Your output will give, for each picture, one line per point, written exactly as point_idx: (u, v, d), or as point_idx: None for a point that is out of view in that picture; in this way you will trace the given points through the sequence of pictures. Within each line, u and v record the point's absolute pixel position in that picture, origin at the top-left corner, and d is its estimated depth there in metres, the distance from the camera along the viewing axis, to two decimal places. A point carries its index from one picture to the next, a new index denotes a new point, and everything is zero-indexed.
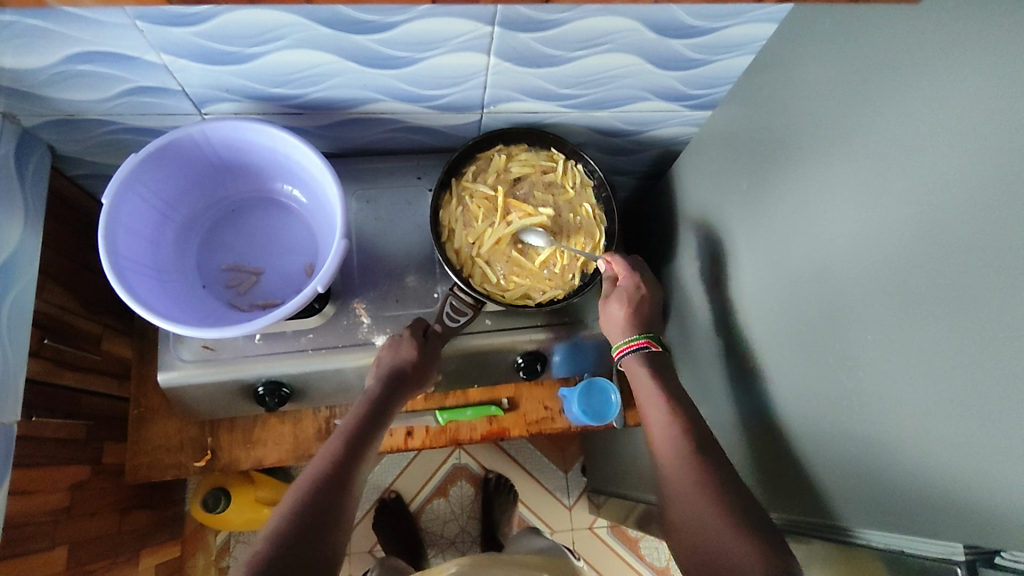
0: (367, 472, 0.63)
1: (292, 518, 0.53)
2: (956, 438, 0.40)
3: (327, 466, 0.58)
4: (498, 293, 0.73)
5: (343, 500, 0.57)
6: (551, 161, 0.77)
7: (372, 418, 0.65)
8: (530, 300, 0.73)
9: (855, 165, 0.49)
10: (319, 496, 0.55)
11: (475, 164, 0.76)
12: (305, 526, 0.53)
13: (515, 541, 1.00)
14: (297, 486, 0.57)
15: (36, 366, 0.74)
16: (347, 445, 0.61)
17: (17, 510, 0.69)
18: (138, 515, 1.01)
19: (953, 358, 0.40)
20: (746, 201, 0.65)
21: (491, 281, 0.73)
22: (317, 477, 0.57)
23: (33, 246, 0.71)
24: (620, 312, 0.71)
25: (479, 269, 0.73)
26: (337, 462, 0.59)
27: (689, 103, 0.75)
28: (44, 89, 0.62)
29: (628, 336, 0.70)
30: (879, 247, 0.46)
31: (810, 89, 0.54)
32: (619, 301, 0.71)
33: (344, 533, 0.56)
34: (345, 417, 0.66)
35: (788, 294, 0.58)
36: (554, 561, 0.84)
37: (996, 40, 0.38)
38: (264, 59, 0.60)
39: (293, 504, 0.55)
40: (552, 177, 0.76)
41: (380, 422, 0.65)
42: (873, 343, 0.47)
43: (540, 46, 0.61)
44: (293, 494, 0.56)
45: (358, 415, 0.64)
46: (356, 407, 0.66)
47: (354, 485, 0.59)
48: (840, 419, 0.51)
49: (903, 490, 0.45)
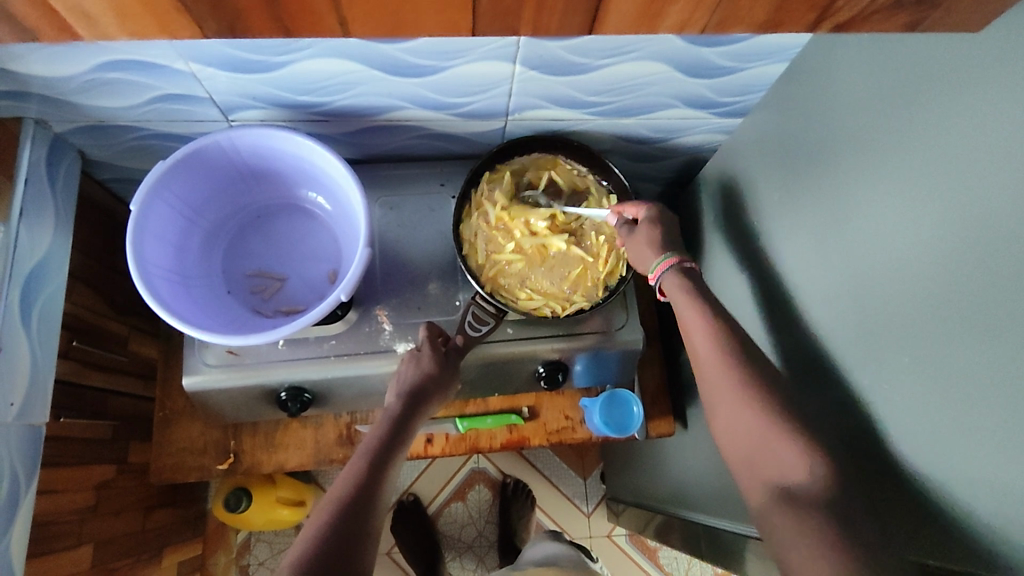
0: (391, 489, 0.63)
1: (319, 540, 0.53)
2: (1008, 466, 0.39)
3: (350, 485, 0.58)
4: (513, 302, 0.72)
5: (368, 520, 0.57)
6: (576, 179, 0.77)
7: (394, 435, 0.65)
8: (546, 314, 0.72)
9: (893, 181, 0.47)
10: (342, 518, 0.55)
11: (496, 174, 0.76)
12: (331, 549, 0.53)
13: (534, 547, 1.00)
14: (320, 507, 0.57)
15: (65, 367, 0.75)
16: (369, 465, 0.61)
17: (45, 509, 0.70)
18: (162, 514, 1.02)
19: (1000, 386, 0.39)
20: (781, 213, 0.63)
21: (507, 292, 0.72)
22: (341, 497, 0.57)
23: (63, 250, 0.72)
24: (653, 231, 0.67)
25: (496, 283, 0.72)
26: (359, 482, 0.59)
27: (717, 110, 0.74)
28: (75, 96, 0.63)
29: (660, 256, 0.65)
30: (921, 267, 0.45)
31: (845, 100, 0.53)
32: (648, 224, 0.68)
33: (369, 553, 0.56)
34: (367, 434, 0.66)
35: (823, 309, 0.56)
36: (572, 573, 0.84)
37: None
38: (291, 68, 0.60)
39: (317, 526, 0.55)
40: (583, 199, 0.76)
41: (402, 439, 0.65)
42: (911, 366, 0.46)
43: (568, 55, 0.60)
44: (317, 517, 0.56)
45: (381, 432, 0.65)
46: (378, 426, 0.66)
47: (377, 504, 0.59)
48: (877, 440, 0.50)
49: (946, 518, 0.44)
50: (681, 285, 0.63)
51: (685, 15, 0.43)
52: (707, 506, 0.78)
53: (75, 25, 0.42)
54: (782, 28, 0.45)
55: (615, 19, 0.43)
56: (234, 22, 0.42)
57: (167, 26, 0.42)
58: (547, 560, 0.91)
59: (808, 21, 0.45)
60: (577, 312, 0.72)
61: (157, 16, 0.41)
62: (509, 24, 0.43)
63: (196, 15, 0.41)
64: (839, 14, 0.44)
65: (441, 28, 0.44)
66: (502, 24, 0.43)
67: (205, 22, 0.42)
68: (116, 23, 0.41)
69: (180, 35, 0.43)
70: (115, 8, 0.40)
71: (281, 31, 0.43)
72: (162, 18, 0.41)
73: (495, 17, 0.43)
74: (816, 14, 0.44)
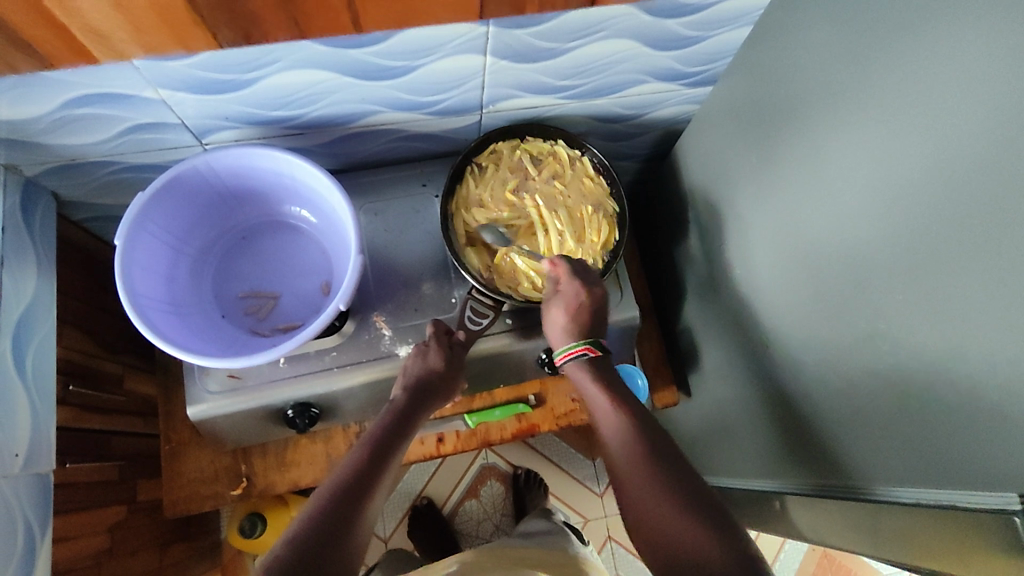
0: (391, 482, 0.63)
1: (311, 524, 0.53)
2: (997, 385, 0.40)
3: (348, 474, 0.59)
4: (515, 291, 0.72)
5: (363, 508, 0.57)
6: (554, 158, 0.76)
7: (398, 427, 0.65)
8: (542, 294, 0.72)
9: (868, 129, 0.49)
10: (338, 504, 0.55)
11: (478, 167, 0.76)
12: (325, 529, 0.53)
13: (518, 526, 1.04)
14: (317, 493, 0.58)
15: (65, 413, 0.74)
16: (371, 453, 0.61)
17: (62, 557, 0.69)
18: (178, 549, 1.01)
19: (991, 309, 0.40)
20: (757, 176, 0.64)
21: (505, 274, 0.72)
22: (338, 484, 0.58)
23: (49, 294, 0.71)
24: (562, 320, 0.68)
25: (494, 265, 0.73)
26: (359, 469, 0.59)
27: (687, 81, 0.75)
28: (44, 136, 0.62)
29: (568, 344, 0.67)
30: (904, 206, 0.46)
31: (813, 55, 0.54)
32: (561, 312, 0.67)
33: (361, 541, 0.56)
34: (371, 425, 0.66)
35: (811, 262, 0.58)
36: (557, 556, 0.85)
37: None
38: (261, 84, 0.60)
39: (313, 510, 0.55)
40: (567, 176, 0.75)
41: (405, 432, 0.65)
42: (903, 304, 0.47)
43: (536, 41, 0.61)
44: (312, 501, 0.56)
45: (384, 423, 0.65)
46: (382, 416, 0.66)
47: (374, 493, 0.59)
48: (877, 380, 0.51)
49: (945, 443, 0.45)
50: (587, 380, 0.66)
51: None
52: (740, 470, 0.80)
53: (93, 49, 0.50)
54: None
55: None
56: (250, 31, 0.50)
57: (183, 38, 0.50)
58: (534, 533, 0.98)
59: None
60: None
61: (171, 25, 0.48)
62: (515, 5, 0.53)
63: (211, 23, 0.49)
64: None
65: (451, 15, 0.53)
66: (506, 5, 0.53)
67: (221, 31, 0.50)
68: (133, 41, 0.49)
69: (193, 45, 0.51)
70: (132, 24, 0.47)
71: (294, 33, 0.52)
72: (183, 32, 0.49)
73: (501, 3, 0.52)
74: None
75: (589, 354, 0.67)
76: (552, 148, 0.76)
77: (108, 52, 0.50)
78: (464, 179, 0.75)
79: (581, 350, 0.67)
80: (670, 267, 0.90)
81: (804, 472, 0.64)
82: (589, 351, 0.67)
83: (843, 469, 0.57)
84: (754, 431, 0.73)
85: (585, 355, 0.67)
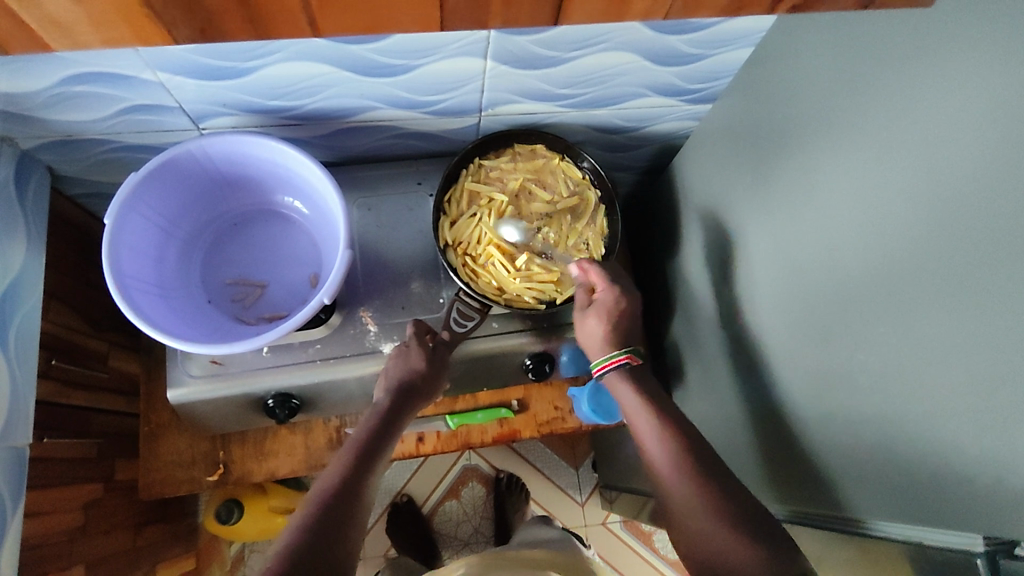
0: (379, 482, 0.63)
1: (307, 529, 0.53)
2: (976, 421, 0.40)
3: (340, 477, 0.58)
4: (471, 282, 0.72)
5: (356, 512, 0.57)
6: (582, 198, 0.75)
7: (383, 429, 0.65)
8: (513, 298, 0.72)
9: (860, 160, 0.49)
10: (332, 508, 0.55)
11: (486, 159, 0.76)
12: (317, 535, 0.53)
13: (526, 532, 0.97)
14: (309, 498, 0.57)
15: (46, 387, 0.74)
16: (358, 454, 0.61)
17: (34, 532, 0.69)
18: (154, 529, 1.01)
19: (969, 350, 0.40)
20: (751, 197, 0.64)
21: (479, 270, 0.72)
22: (329, 488, 0.57)
23: (37, 268, 0.71)
24: (599, 326, 0.68)
25: (471, 260, 0.72)
26: (347, 473, 0.59)
27: (688, 97, 0.75)
28: (41, 111, 0.62)
29: (611, 353, 0.66)
30: (893, 236, 0.46)
31: (811, 81, 0.54)
32: (598, 316, 0.68)
33: (356, 543, 0.56)
34: (356, 427, 0.66)
35: (799, 288, 0.58)
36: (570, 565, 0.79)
37: (1017, 26, 0.38)
38: (261, 73, 0.60)
39: (303, 517, 0.54)
40: (580, 217, 0.75)
41: (391, 433, 0.65)
42: (886, 337, 0.47)
43: (537, 48, 0.61)
44: (303, 508, 0.56)
45: (370, 424, 0.65)
46: (366, 422, 0.65)
47: (365, 496, 0.59)
48: (857, 408, 0.51)
49: (922, 473, 0.45)
50: (626, 387, 0.65)
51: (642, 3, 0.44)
52: None
53: (40, 36, 0.41)
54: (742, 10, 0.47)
55: (577, 9, 0.44)
56: (207, 26, 0.42)
57: (139, 31, 0.41)
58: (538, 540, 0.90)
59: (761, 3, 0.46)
60: (519, 307, 0.72)
61: (128, 22, 0.40)
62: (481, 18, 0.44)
63: (168, 20, 0.41)
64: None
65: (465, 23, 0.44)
66: (475, 19, 0.44)
67: (178, 29, 0.41)
68: (87, 29, 0.40)
69: (152, 42, 0.43)
70: (87, 15, 0.39)
71: (254, 30, 0.42)
72: (135, 28, 0.41)
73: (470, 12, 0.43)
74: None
75: (631, 362, 0.67)
76: (587, 191, 0.76)
77: (39, 29, 0.40)
78: (493, 151, 0.77)
79: (623, 359, 0.67)
80: (661, 282, 0.90)
81: (781, 496, 0.64)
82: (628, 359, 0.67)
83: (821, 496, 0.58)
84: (734, 451, 0.73)
85: (626, 363, 0.66)
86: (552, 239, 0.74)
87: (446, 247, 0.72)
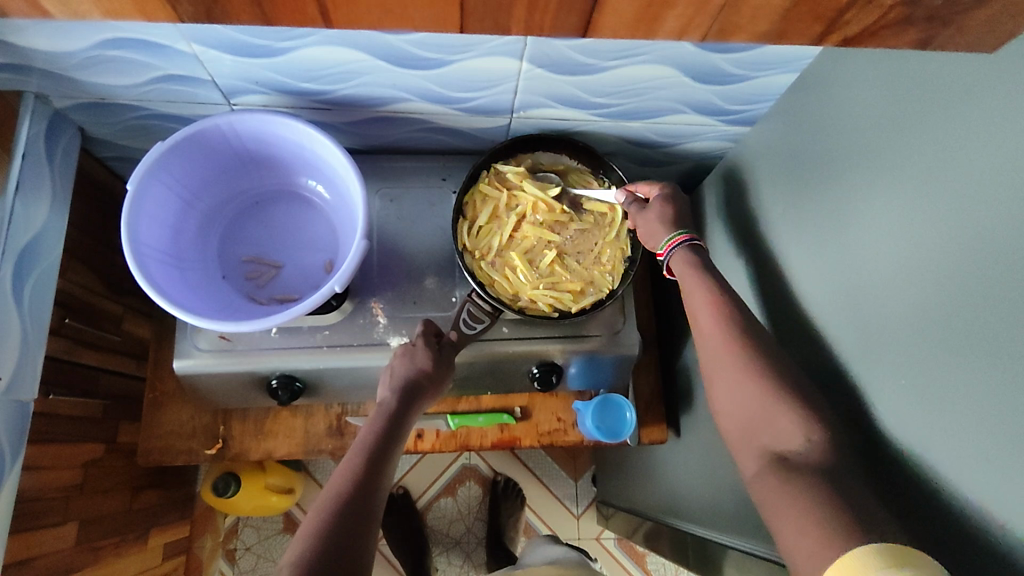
0: (389, 484, 0.63)
1: (318, 540, 0.53)
2: (997, 489, 0.38)
3: (349, 483, 0.58)
4: (486, 284, 0.70)
5: (367, 519, 0.56)
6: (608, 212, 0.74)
7: (390, 431, 0.64)
8: (528, 306, 0.71)
9: (896, 201, 0.47)
10: (342, 517, 0.55)
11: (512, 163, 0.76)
12: (334, 547, 0.53)
13: (538, 550, 0.92)
14: (319, 506, 0.57)
15: (55, 344, 0.74)
16: (367, 459, 0.61)
17: (31, 486, 0.70)
18: (150, 494, 1.02)
19: (996, 416, 0.38)
20: (781, 226, 0.62)
21: (496, 275, 0.71)
22: (340, 497, 0.57)
23: (58, 227, 0.71)
24: (665, 210, 0.67)
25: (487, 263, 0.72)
26: (358, 479, 0.59)
27: (726, 117, 0.73)
28: (76, 72, 0.62)
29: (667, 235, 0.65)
30: (924, 284, 0.44)
31: (854, 114, 0.52)
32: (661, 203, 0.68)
33: (371, 548, 0.56)
34: (363, 429, 0.65)
35: (821, 326, 0.55)
36: None
37: None
38: (295, 55, 0.60)
39: (314, 527, 0.54)
40: (604, 231, 0.74)
41: (397, 436, 0.65)
42: (907, 390, 0.45)
43: (575, 54, 0.59)
44: (315, 516, 0.55)
45: (377, 427, 0.64)
46: (374, 424, 0.65)
47: (374, 501, 0.58)
48: (865, 457, 0.49)
49: (929, 534, 0.43)
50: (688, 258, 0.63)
51: (683, 21, 0.42)
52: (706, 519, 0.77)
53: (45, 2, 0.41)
54: (789, 39, 0.45)
55: (615, 20, 0.42)
56: (211, 6, 0.41)
57: (145, 8, 0.42)
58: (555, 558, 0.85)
59: (808, 33, 0.44)
60: (531, 312, 0.71)
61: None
62: (499, 22, 0.43)
63: None
64: (841, 28, 0.43)
65: (486, 26, 0.43)
66: (493, 21, 0.43)
67: (181, 4, 0.41)
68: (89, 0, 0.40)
69: (157, 16, 0.43)
70: None
71: (257, 11, 0.42)
72: None
73: (484, 13, 0.42)
74: (818, 27, 0.43)
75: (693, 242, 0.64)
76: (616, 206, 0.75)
77: None
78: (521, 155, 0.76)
79: (682, 239, 0.64)
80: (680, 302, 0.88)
81: None
82: (687, 239, 0.64)
83: None
84: None
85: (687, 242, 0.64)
86: (576, 249, 0.73)
87: (463, 247, 0.72)
